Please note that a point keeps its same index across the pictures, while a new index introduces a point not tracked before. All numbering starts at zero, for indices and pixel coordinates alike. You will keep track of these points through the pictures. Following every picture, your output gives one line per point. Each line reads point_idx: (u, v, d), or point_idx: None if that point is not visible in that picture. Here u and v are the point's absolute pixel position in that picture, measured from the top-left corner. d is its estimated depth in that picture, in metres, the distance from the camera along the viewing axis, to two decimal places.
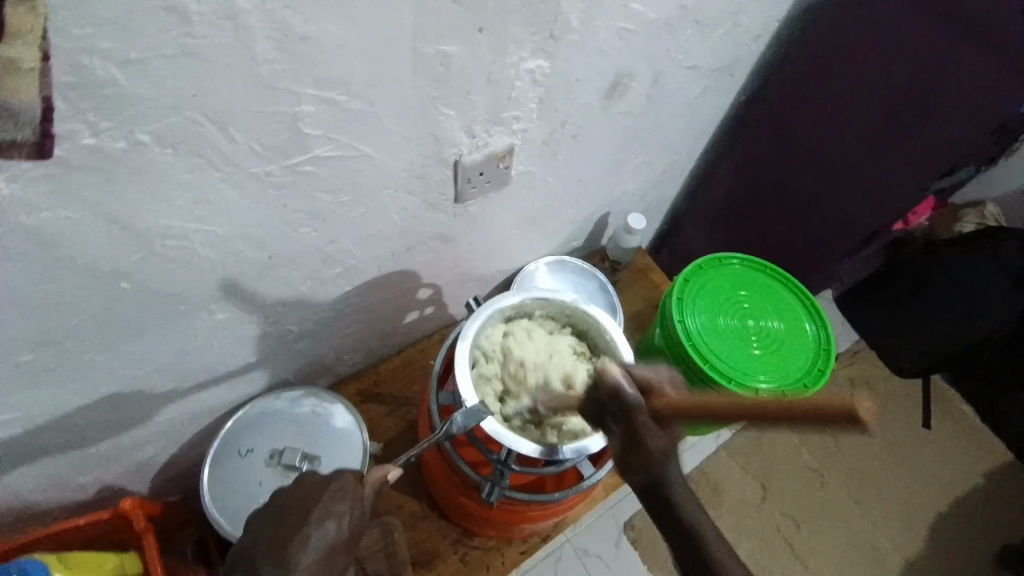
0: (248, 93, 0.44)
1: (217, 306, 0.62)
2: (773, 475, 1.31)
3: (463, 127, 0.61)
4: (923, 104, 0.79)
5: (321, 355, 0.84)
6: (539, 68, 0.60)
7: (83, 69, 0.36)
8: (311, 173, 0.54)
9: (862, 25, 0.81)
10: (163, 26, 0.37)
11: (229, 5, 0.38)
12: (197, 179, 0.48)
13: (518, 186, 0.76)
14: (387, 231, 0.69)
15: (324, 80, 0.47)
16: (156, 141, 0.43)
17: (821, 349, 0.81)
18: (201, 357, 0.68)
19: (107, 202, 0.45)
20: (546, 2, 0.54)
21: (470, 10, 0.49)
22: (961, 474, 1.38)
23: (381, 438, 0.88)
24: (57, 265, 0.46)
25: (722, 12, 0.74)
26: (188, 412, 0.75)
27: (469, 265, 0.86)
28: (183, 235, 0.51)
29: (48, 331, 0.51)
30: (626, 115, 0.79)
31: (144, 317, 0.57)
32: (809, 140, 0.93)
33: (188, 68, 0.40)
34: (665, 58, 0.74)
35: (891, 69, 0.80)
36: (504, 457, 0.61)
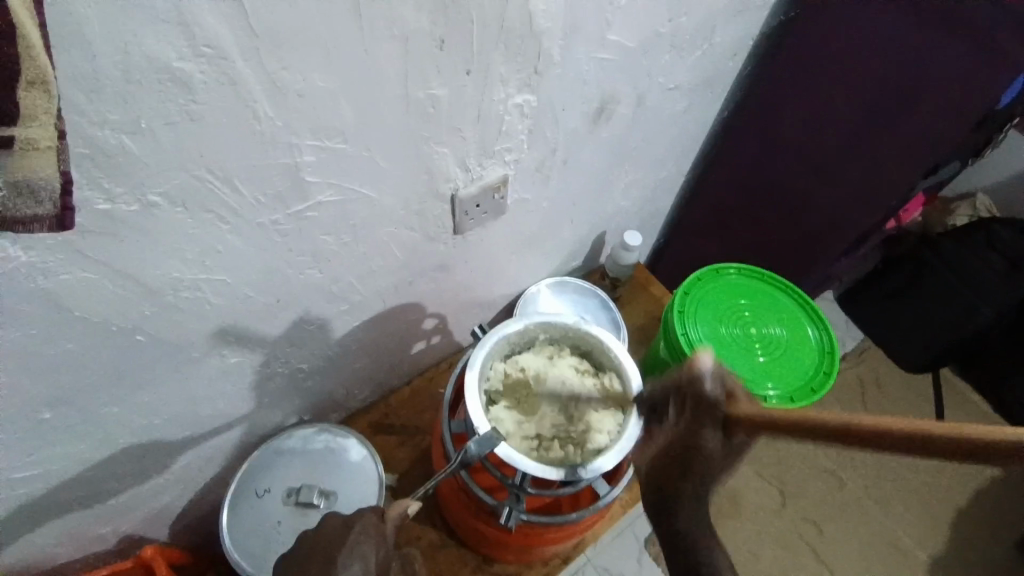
0: (251, 149, 0.47)
1: (228, 351, 0.63)
2: (790, 481, 1.30)
3: (456, 162, 0.63)
4: (909, 110, 0.80)
5: (331, 391, 0.85)
6: (526, 102, 0.63)
7: (97, 141, 0.38)
8: (312, 217, 0.56)
9: (837, 29, 0.82)
10: (168, 94, 0.39)
11: (231, 72, 0.41)
12: (206, 232, 0.50)
13: (514, 213, 0.78)
14: (389, 266, 0.70)
15: (321, 129, 0.49)
16: (166, 202, 0.45)
17: (824, 352, 0.82)
18: (216, 402, 0.69)
19: (121, 261, 0.47)
20: (528, 39, 0.56)
21: (455, 55, 0.52)
22: (980, 464, 1.37)
23: (395, 470, 0.88)
24: (75, 324, 0.48)
25: (698, 34, 0.77)
26: (203, 458, 0.76)
27: (470, 292, 0.88)
28: (194, 286, 0.53)
29: (68, 388, 0.53)
30: (613, 138, 0.81)
31: (159, 368, 0.58)
32: (798, 148, 0.95)
33: (195, 132, 0.42)
34: (647, 81, 0.77)
35: (878, 79, 0.82)
36: (519, 481, 0.62)
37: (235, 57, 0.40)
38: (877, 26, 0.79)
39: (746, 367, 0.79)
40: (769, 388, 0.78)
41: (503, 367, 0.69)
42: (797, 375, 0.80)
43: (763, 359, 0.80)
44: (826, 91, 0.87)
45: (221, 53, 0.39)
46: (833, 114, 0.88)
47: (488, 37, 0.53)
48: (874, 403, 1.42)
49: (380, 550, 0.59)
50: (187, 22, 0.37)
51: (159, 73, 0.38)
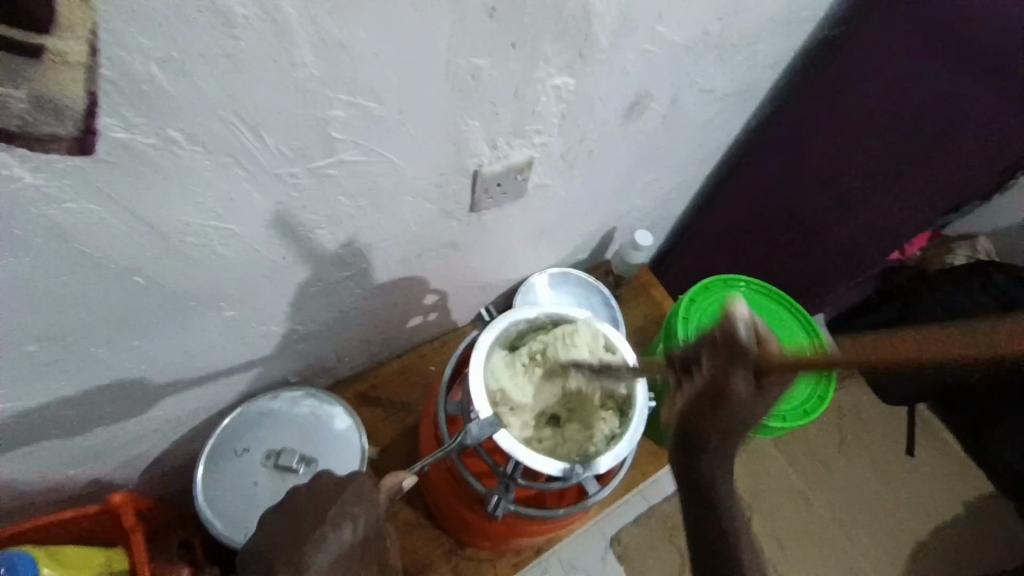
0: (284, 99, 0.44)
1: (227, 304, 0.61)
2: (760, 496, 1.32)
3: (486, 138, 0.61)
4: (932, 150, 0.82)
5: (323, 356, 0.83)
6: (566, 85, 0.61)
7: (127, 67, 0.36)
8: (333, 177, 0.54)
9: (879, 52, 0.81)
10: (206, 26, 0.37)
11: (276, 13, 0.38)
12: (223, 179, 0.47)
13: (532, 199, 0.76)
14: (401, 237, 0.68)
15: (358, 86, 0.47)
16: (188, 142, 0.43)
17: (822, 375, 0.83)
18: (206, 354, 0.67)
19: (132, 197, 0.44)
20: (579, 23, 0.54)
21: (505, 27, 0.50)
22: (943, 500, 1.41)
23: (378, 443, 0.87)
24: (72, 258, 0.46)
25: (743, 40, 0.75)
26: (186, 408, 0.74)
27: (476, 274, 0.86)
28: (202, 233, 0.51)
29: (58, 322, 0.50)
30: (641, 137, 0.80)
31: (155, 313, 0.56)
32: (818, 174, 0.95)
33: (229, 73, 0.40)
34: (684, 83, 0.75)
35: (904, 118, 0.82)
36: (512, 470, 0.61)
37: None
38: (917, 55, 0.78)
39: None
40: None
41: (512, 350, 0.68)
42: (792, 396, 0.80)
43: None
44: (849, 125, 0.88)
45: None
46: (860, 139, 0.87)
47: (540, 14, 0.51)
48: (851, 429, 1.44)
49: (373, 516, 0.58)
50: None
51: (203, 3, 0.36)
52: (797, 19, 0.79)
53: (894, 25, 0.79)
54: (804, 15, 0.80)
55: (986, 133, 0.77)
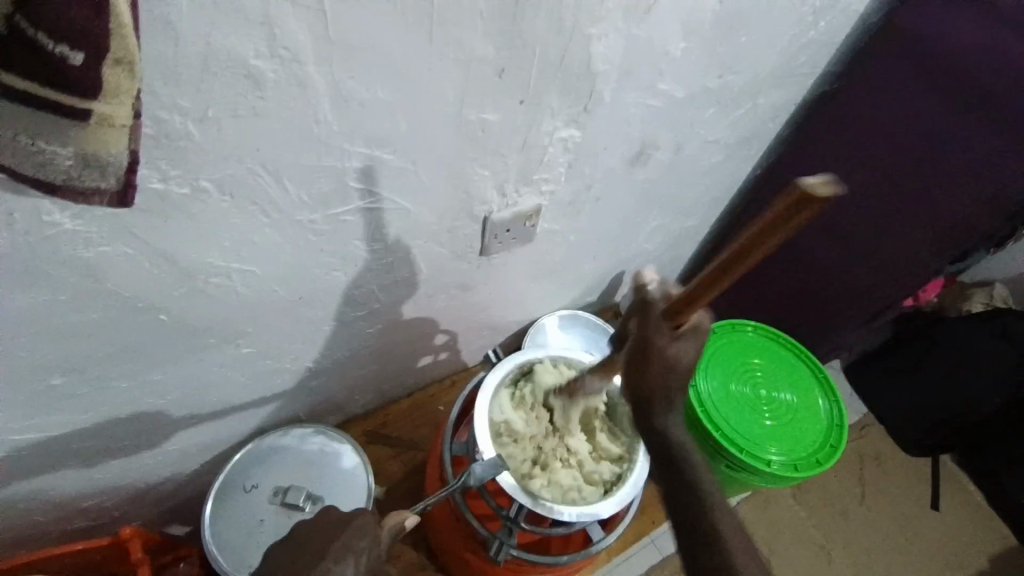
0: (304, 152, 0.48)
1: (243, 341, 0.63)
2: (776, 549, 1.28)
3: (495, 185, 0.64)
4: (933, 181, 0.82)
5: (334, 393, 0.84)
6: (571, 136, 0.64)
7: (164, 124, 0.40)
8: (348, 221, 0.57)
9: (887, 102, 0.83)
10: (237, 87, 0.40)
11: (301, 76, 0.42)
12: (247, 223, 0.50)
13: (540, 243, 0.79)
14: (412, 279, 0.71)
15: (375, 138, 0.50)
16: (216, 190, 0.46)
17: (833, 425, 0.81)
18: (222, 389, 0.69)
19: (161, 240, 0.47)
20: (583, 80, 0.58)
21: (513, 84, 0.53)
22: (971, 558, 1.34)
23: (384, 482, 0.87)
24: (103, 296, 0.48)
25: (743, 94, 0.79)
26: (198, 443, 0.75)
27: (486, 314, 0.88)
28: (224, 273, 0.54)
29: (84, 356, 0.53)
30: (646, 184, 0.82)
31: (175, 349, 0.58)
32: (825, 220, 0.96)
33: (256, 128, 0.44)
34: (687, 133, 0.78)
35: (904, 157, 0.84)
36: (514, 514, 0.61)
37: (308, 62, 0.42)
38: (924, 107, 0.80)
39: (755, 430, 0.78)
40: (773, 453, 0.77)
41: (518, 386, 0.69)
42: (804, 444, 0.78)
43: (770, 424, 0.80)
44: (852, 169, 0.90)
45: (296, 58, 0.41)
46: (866, 187, 0.89)
47: (546, 71, 0.54)
48: (871, 481, 1.40)
49: (375, 556, 0.58)
50: (271, 24, 0.38)
51: (235, 69, 0.39)
52: (798, 73, 0.83)
53: (902, 77, 0.81)
54: (803, 70, 0.83)
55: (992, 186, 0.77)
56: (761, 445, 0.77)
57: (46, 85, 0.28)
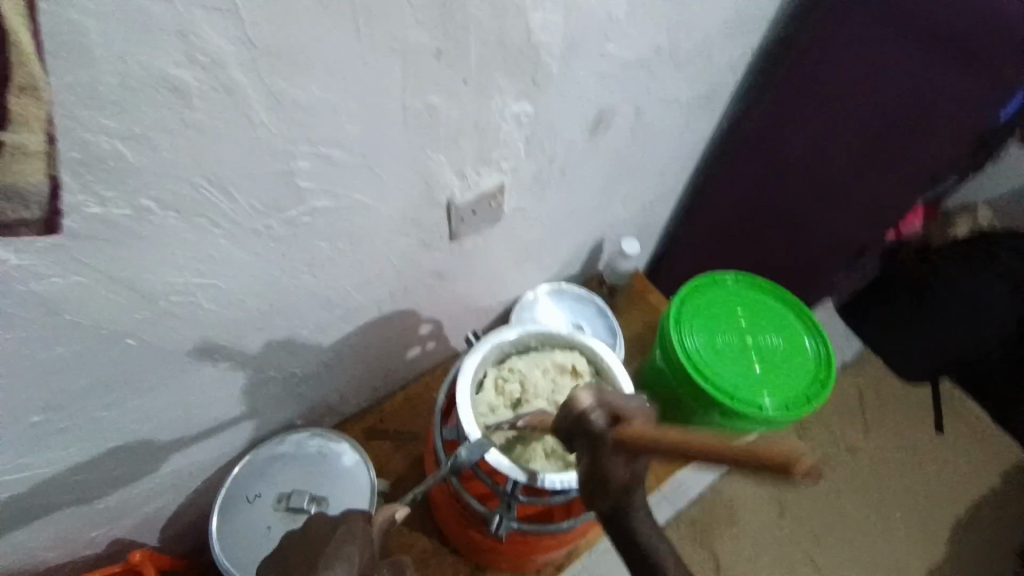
0: (244, 155, 0.47)
1: (222, 355, 0.63)
2: (787, 492, 1.30)
3: (453, 170, 0.63)
4: (904, 113, 0.80)
5: (326, 396, 0.85)
6: (524, 111, 0.63)
7: (92, 145, 0.39)
8: (307, 223, 0.56)
9: (837, 41, 0.82)
10: (163, 102, 0.40)
11: (225, 79, 0.41)
12: (201, 236, 0.50)
13: (510, 222, 0.78)
14: (385, 273, 0.70)
15: (318, 136, 0.50)
16: (161, 208, 0.45)
17: (822, 363, 0.82)
18: (209, 407, 0.69)
19: (115, 264, 0.46)
20: (527, 53, 0.57)
21: (455, 65, 0.52)
22: (977, 477, 1.37)
23: (389, 476, 0.88)
24: (67, 330, 0.48)
25: (698, 48, 0.77)
26: (196, 461, 0.76)
27: (468, 299, 0.88)
28: (187, 290, 0.53)
29: (59, 390, 0.52)
30: (612, 149, 0.81)
31: (151, 371, 0.58)
32: (796, 163, 0.95)
33: (188, 138, 0.43)
34: (646, 93, 0.77)
35: (868, 87, 0.82)
36: (511, 489, 0.61)
37: (231, 63, 0.41)
38: (876, 36, 0.79)
39: (744, 377, 0.79)
40: (766, 398, 0.77)
41: (498, 374, 0.68)
42: (794, 385, 0.79)
43: (760, 370, 0.80)
44: (817, 108, 0.88)
45: (218, 61, 0.40)
46: (829, 126, 0.88)
47: (486, 49, 0.53)
48: (873, 414, 1.42)
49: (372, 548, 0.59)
50: (185, 32, 0.38)
51: (155, 79, 0.38)
52: (752, 17, 0.81)
53: (850, 11, 0.80)
54: (756, 13, 0.81)
55: (956, 108, 0.75)
56: (751, 391, 0.77)
57: None
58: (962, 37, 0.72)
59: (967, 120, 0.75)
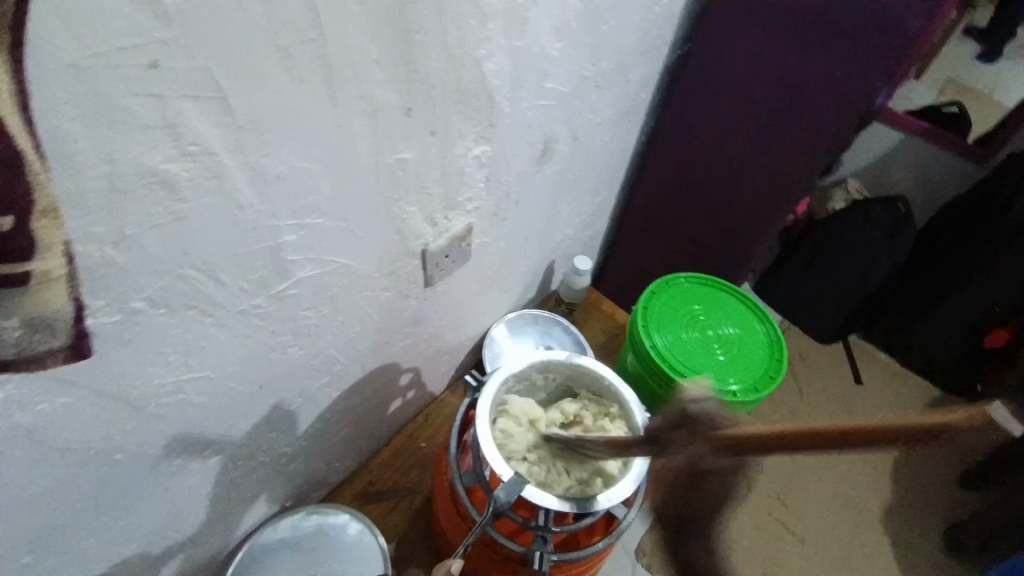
0: (232, 239, 0.45)
1: (212, 450, 0.59)
2: (751, 462, 1.40)
3: (424, 218, 0.64)
4: (797, 108, 0.92)
5: (313, 468, 0.81)
6: (483, 152, 0.65)
7: (82, 257, 0.36)
8: (293, 295, 0.55)
9: (729, 54, 0.93)
10: (152, 198, 0.38)
11: (216, 167, 0.40)
12: (191, 329, 0.47)
13: (476, 259, 0.80)
14: (366, 330, 0.69)
15: (302, 207, 0.49)
16: (151, 308, 0.43)
17: (774, 342, 0.91)
18: (199, 509, 0.64)
19: (102, 377, 0.43)
20: (482, 98, 0.60)
21: (422, 120, 0.54)
22: (902, 411, 1.55)
23: (392, 537, 0.84)
24: (51, 458, 0.43)
25: (617, 74, 0.85)
26: (186, 570, 0.69)
27: (442, 341, 0.88)
28: (177, 388, 0.50)
29: (42, 528, 0.47)
30: (556, 174, 0.86)
31: (139, 485, 0.53)
32: (711, 163, 1.05)
33: (177, 232, 0.41)
34: (579, 120, 0.83)
35: (762, 89, 0.94)
36: (544, 521, 0.62)
37: (219, 151, 0.40)
38: (761, 47, 0.91)
39: (712, 367, 0.86)
40: (733, 383, 0.84)
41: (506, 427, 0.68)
42: (756, 367, 0.87)
43: (723, 358, 0.87)
44: (723, 112, 0.99)
45: (208, 151, 0.39)
46: (736, 127, 0.99)
47: (447, 99, 0.55)
48: (806, 375, 1.57)
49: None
50: (175, 125, 0.36)
51: (149, 179, 0.37)
52: (656, 42, 0.90)
53: (736, 28, 0.91)
54: (659, 39, 0.90)
55: (841, 97, 0.88)
56: (721, 378, 0.84)
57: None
58: (833, 40, 0.84)
59: (848, 102, 0.87)
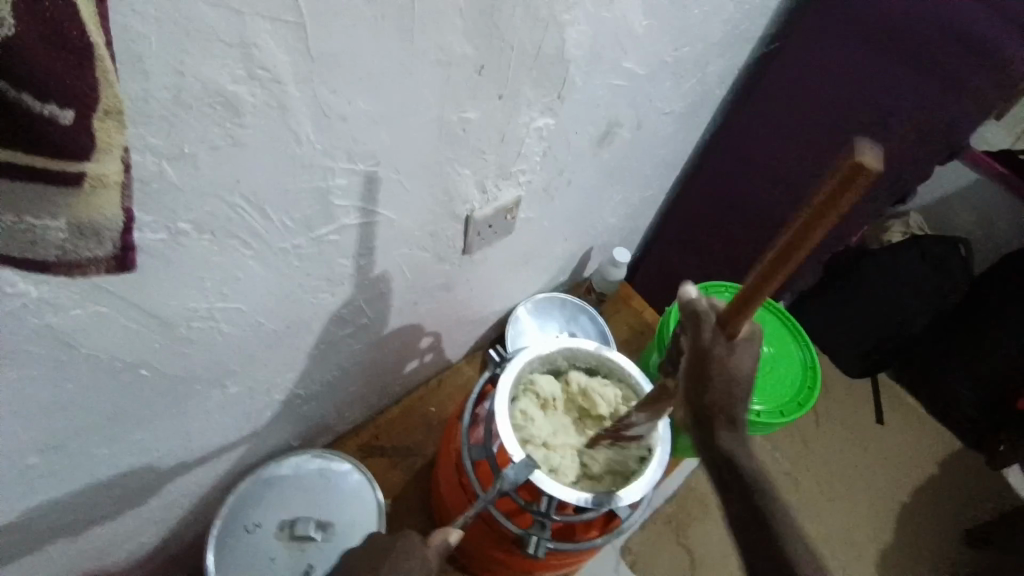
0: (284, 174, 0.44)
1: (231, 380, 0.59)
2: None
3: (475, 183, 0.62)
4: (876, 130, 0.87)
5: (324, 414, 0.81)
6: (546, 125, 0.63)
7: (136, 166, 0.35)
8: (334, 241, 0.54)
9: (815, 62, 0.88)
10: (214, 119, 0.36)
11: (282, 96, 0.38)
12: (230, 259, 0.46)
13: (518, 233, 0.78)
14: (398, 287, 0.68)
15: (358, 152, 0.47)
16: (196, 231, 0.42)
17: (808, 367, 0.88)
18: (209, 435, 0.64)
19: (138, 292, 0.42)
20: (557, 67, 0.57)
21: (492, 81, 0.52)
22: (918, 459, 1.50)
23: (389, 494, 0.85)
24: (78, 362, 0.43)
25: (695, 64, 0.80)
26: (189, 491, 0.70)
27: (468, 310, 0.87)
28: (208, 315, 0.49)
29: (60, 428, 0.47)
30: (612, 160, 0.83)
31: (157, 403, 0.53)
32: (772, 173, 1.01)
33: (233, 158, 0.39)
34: (647, 107, 0.79)
35: (843, 105, 0.88)
36: (547, 508, 0.61)
37: (288, 80, 0.38)
38: (851, 59, 0.85)
39: None
40: (759, 403, 0.82)
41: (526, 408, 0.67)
42: (785, 390, 0.84)
43: (752, 375, 0.85)
44: (796, 123, 0.94)
45: (276, 80, 0.37)
46: (806, 140, 0.94)
47: (522, 64, 0.53)
48: (825, 406, 1.53)
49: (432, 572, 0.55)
50: (249, 44, 0.35)
51: (213, 98, 0.35)
52: (742, 37, 0.85)
53: (829, 35, 0.85)
54: (745, 34, 0.85)
55: (927, 124, 0.83)
56: (747, 396, 0.82)
57: (53, 157, 0.24)
58: (932, 64, 0.79)
59: (934, 129, 0.83)
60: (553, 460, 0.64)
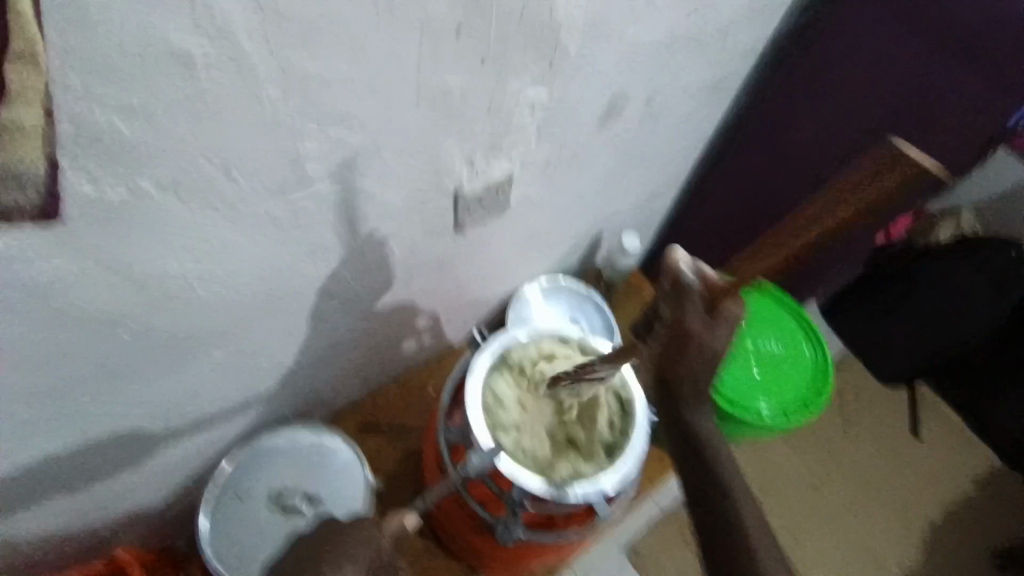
0: (256, 141, 0.44)
1: (218, 346, 0.60)
2: (770, 488, 1.32)
3: (463, 157, 0.61)
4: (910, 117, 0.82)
5: (319, 388, 0.82)
6: (538, 97, 0.61)
7: (90, 123, 0.35)
8: (310, 208, 0.53)
9: (845, 42, 0.83)
10: (166, 73, 0.36)
11: (239, 52, 0.38)
12: (201, 222, 0.47)
13: (517, 212, 0.76)
14: (388, 263, 0.68)
15: (329, 116, 0.47)
16: (161, 191, 0.42)
17: (819, 370, 0.83)
18: (200, 400, 0.66)
19: (110, 250, 0.43)
20: (549, 30, 0.54)
21: (470, 45, 0.50)
22: (953, 476, 1.41)
23: (384, 471, 0.85)
24: (55, 317, 0.45)
25: (712, 38, 0.76)
26: (185, 454, 0.73)
27: (468, 291, 0.86)
28: (185, 280, 0.50)
29: (43, 381, 0.49)
30: (620, 138, 0.80)
31: (142, 363, 0.55)
32: (797, 160, 0.95)
33: (194, 116, 0.39)
34: (659, 81, 0.76)
35: (872, 88, 0.83)
36: (518, 496, 0.60)
37: (241, 33, 0.37)
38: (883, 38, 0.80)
39: (744, 382, 0.79)
40: (764, 405, 0.78)
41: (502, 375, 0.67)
42: (792, 391, 0.80)
43: (758, 374, 0.80)
44: (822, 106, 0.88)
45: (227, 32, 0.37)
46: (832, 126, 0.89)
47: (508, 27, 0.51)
48: (854, 413, 1.44)
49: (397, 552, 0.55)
50: None
51: (167, 54, 0.35)
52: (766, 11, 0.80)
53: (860, 13, 0.80)
54: (770, 8, 0.80)
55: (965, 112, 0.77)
56: (751, 397, 0.78)
57: None
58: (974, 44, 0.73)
59: (971, 120, 0.78)
60: (523, 439, 0.64)
